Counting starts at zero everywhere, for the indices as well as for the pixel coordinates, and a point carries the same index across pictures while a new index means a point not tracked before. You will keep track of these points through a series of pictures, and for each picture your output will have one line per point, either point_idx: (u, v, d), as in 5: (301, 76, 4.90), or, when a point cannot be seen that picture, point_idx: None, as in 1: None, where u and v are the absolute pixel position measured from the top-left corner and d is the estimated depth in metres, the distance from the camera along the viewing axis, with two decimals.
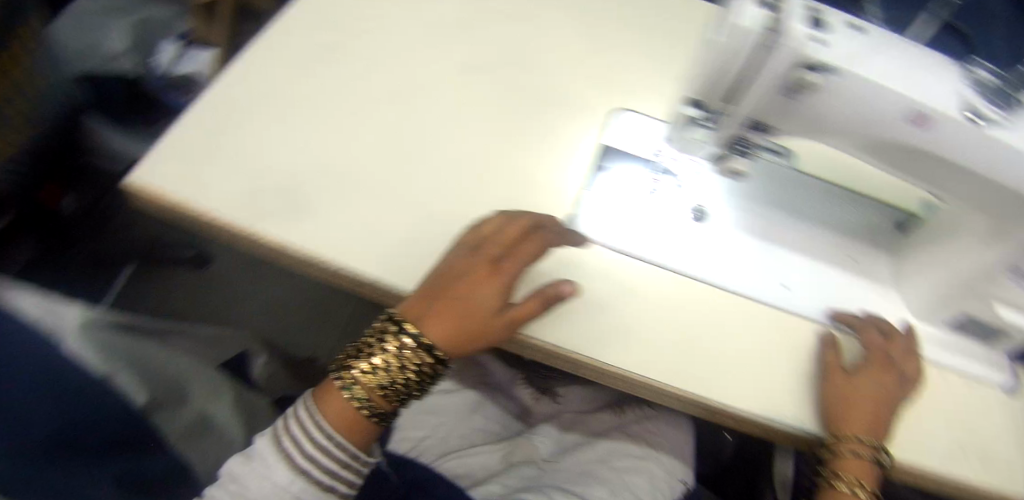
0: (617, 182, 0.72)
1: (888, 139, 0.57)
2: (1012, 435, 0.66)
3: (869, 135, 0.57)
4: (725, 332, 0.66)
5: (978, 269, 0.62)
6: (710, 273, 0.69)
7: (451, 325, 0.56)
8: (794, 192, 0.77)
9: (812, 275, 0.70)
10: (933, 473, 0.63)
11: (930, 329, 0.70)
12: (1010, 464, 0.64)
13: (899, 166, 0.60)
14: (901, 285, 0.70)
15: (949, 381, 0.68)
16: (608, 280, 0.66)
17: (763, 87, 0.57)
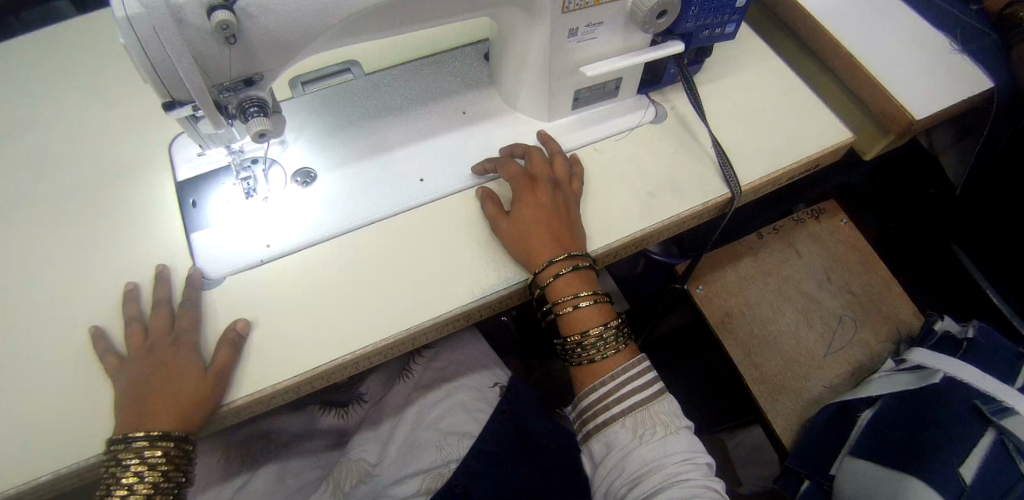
0: (215, 212, 0.65)
1: (348, 18, 0.57)
2: (671, 152, 0.69)
3: (334, 25, 0.57)
4: (369, 256, 0.64)
5: (548, 51, 0.62)
6: (330, 214, 0.65)
7: (169, 416, 0.54)
8: (386, 81, 0.73)
9: (435, 153, 0.68)
10: (641, 236, 0.65)
11: (570, 112, 0.71)
12: (685, 188, 0.67)
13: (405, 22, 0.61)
14: (520, 100, 0.69)
15: (609, 144, 0.69)
16: (262, 312, 0.62)
17: (215, 51, 0.54)
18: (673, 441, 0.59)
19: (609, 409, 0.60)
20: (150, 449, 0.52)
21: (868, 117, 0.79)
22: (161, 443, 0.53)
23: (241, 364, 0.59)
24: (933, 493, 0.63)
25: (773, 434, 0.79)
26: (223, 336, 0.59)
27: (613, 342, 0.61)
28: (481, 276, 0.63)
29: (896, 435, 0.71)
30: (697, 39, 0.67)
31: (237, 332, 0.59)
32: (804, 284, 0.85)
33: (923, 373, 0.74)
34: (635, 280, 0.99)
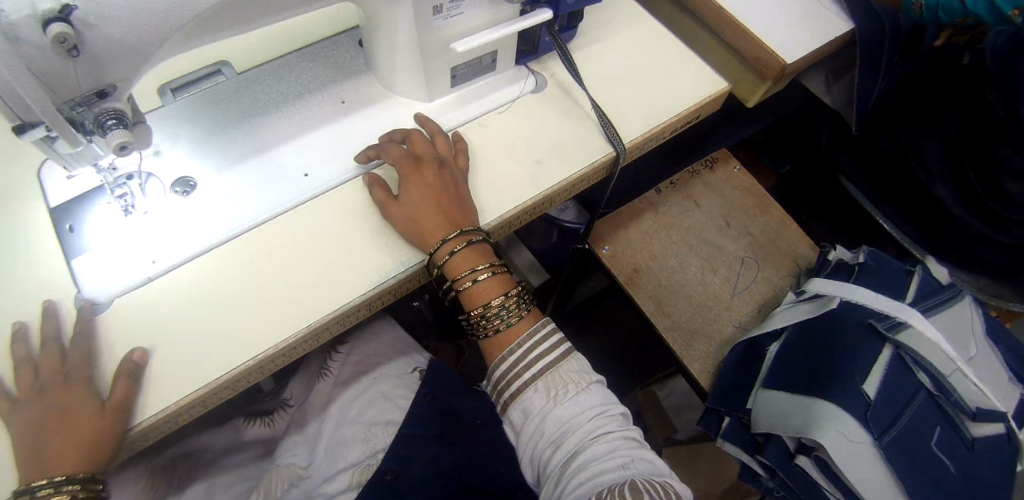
0: (96, 234, 0.63)
1: (200, 16, 0.55)
2: (554, 117, 0.71)
3: (185, 23, 0.55)
4: (260, 254, 0.64)
5: (416, 31, 0.62)
6: (214, 218, 0.65)
7: (74, 457, 0.51)
8: (262, 82, 0.73)
9: (316, 147, 0.69)
10: (532, 204, 0.66)
11: (450, 91, 0.72)
12: (570, 150, 0.68)
13: (264, 12, 0.60)
14: (397, 84, 0.71)
15: (492, 117, 0.71)
16: (159, 334, 0.59)
17: (59, 65, 0.51)
18: (586, 397, 0.60)
19: (521, 376, 0.60)
20: (56, 497, 0.50)
21: (745, 65, 0.82)
22: (67, 487, 0.50)
23: (143, 392, 0.57)
24: (839, 411, 0.68)
25: (692, 379, 0.83)
26: (119, 367, 0.56)
27: (514, 309, 0.61)
28: (378, 262, 0.63)
29: (802, 361, 0.75)
30: (565, 5, 0.68)
31: (134, 362, 0.57)
32: (707, 233, 0.90)
33: (822, 302, 0.77)
34: (551, 250, 1.05)
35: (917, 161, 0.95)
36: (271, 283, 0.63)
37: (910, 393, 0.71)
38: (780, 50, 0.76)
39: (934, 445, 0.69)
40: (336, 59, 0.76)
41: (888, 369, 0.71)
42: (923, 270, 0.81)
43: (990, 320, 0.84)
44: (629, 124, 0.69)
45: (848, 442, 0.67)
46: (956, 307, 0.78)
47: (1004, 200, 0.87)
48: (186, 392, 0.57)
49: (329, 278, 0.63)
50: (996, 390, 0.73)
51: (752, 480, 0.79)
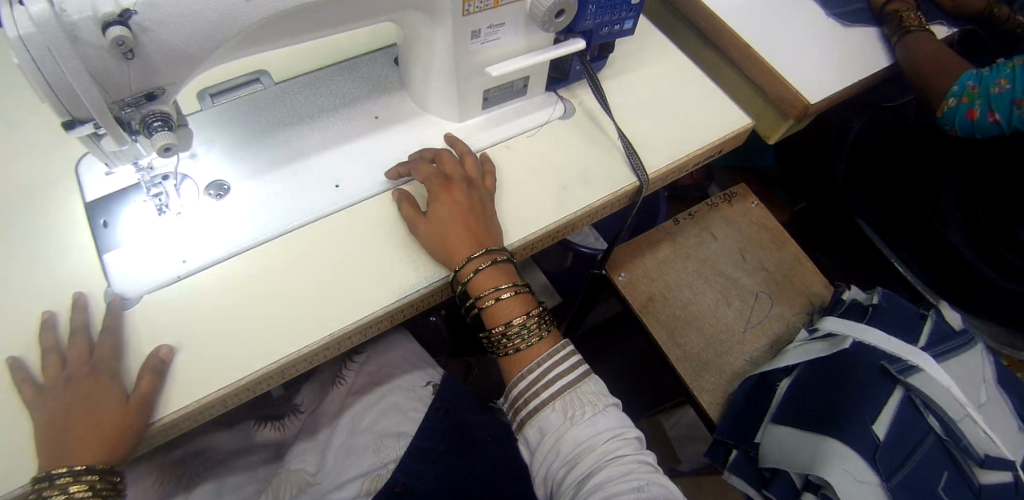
0: (130, 231, 0.65)
1: (252, 26, 0.58)
2: (581, 143, 0.72)
3: (236, 33, 0.57)
4: (285, 262, 0.66)
5: (454, 53, 0.65)
6: (244, 224, 0.67)
7: (95, 448, 0.52)
8: (298, 93, 0.76)
9: (347, 160, 0.71)
10: (555, 227, 0.67)
11: (481, 112, 0.74)
12: (595, 175, 0.70)
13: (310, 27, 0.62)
14: (430, 103, 0.72)
15: (520, 141, 0.73)
16: (185, 332, 0.61)
17: (113, 68, 0.53)
18: (602, 418, 0.61)
19: (540, 394, 0.61)
20: (74, 486, 0.50)
21: (768, 103, 0.84)
22: (86, 478, 0.51)
23: (166, 391, 0.58)
24: (848, 449, 0.68)
25: (702, 410, 0.83)
26: (145, 364, 0.57)
27: (536, 329, 0.63)
28: (401, 277, 0.65)
29: (812, 399, 0.75)
30: (598, 35, 0.70)
31: (159, 359, 0.58)
32: (721, 265, 0.91)
33: (834, 340, 0.79)
34: (565, 273, 1.05)
35: (931, 206, 0.96)
36: (294, 290, 0.64)
37: (919, 435, 0.72)
38: (804, 90, 0.78)
39: (942, 490, 0.69)
40: (371, 74, 0.78)
41: (897, 410, 0.72)
42: (936, 314, 0.82)
43: (1002, 369, 0.84)
44: (654, 153, 0.71)
45: (855, 481, 0.67)
46: (968, 353, 0.79)
47: (1017, 249, 0.87)
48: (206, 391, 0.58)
49: (350, 287, 0.64)
50: (1004, 436, 0.75)
51: None
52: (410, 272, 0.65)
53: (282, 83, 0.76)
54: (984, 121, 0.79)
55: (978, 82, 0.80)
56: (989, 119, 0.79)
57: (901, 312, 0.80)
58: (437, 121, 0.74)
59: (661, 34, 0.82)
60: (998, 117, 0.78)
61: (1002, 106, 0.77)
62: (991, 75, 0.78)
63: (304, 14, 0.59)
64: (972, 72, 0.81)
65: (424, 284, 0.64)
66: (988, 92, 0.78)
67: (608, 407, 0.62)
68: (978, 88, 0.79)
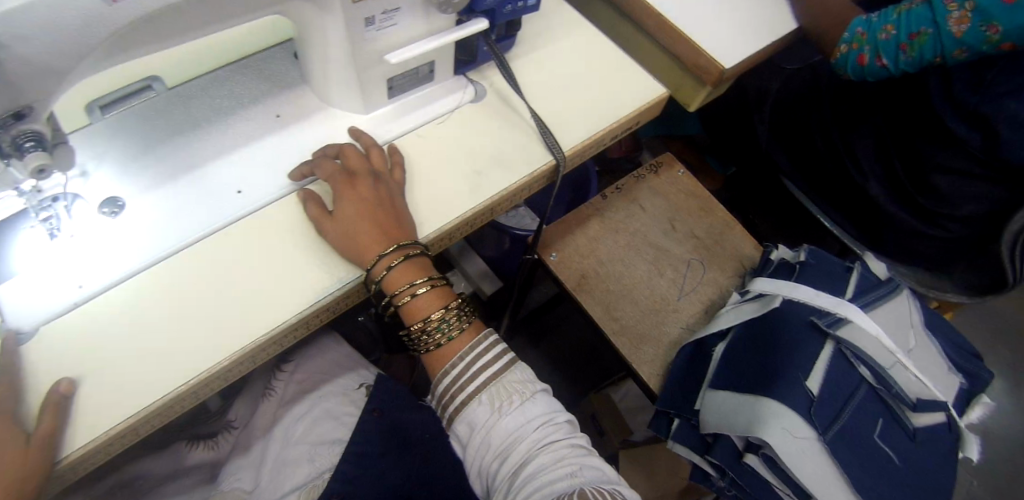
0: (21, 259, 0.59)
1: (122, 31, 0.53)
2: (492, 127, 0.70)
3: (103, 40, 0.52)
4: (194, 276, 0.62)
5: (349, 43, 0.62)
6: (146, 240, 0.63)
7: None
8: (193, 97, 0.72)
9: (250, 164, 0.68)
10: (471, 215, 0.65)
11: (387, 102, 0.71)
12: (508, 157, 0.68)
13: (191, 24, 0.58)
14: (332, 98, 0.69)
15: (430, 128, 0.70)
16: (91, 361, 0.57)
17: None
18: (531, 406, 0.60)
19: (465, 389, 0.60)
20: None
21: (684, 71, 0.83)
22: None
23: (71, 427, 0.54)
24: (783, 408, 0.69)
25: (643, 383, 0.83)
26: (44, 400, 0.53)
27: (456, 322, 0.61)
28: (316, 280, 0.63)
29: (746, 361, 0.76)
30: (501, 14, 0.68)
31: (61, 394, 0.54)
32: (652, 236, 0.91)
33: (765, 300, 0.80)
34: (503, 257, 1.05)
35: (852, 161, 0.99)
36: (207, 304, 0.61)
37: (851, 387, 0.74)
38: (718, 56, 0.77)
39: (875, 436, 0.73)
40: (270, 71, 0.75)
41: (828, 365, 0.73)
42: (862, 266, 0.84)
43: (927, 313, 0.87)
44: (567, 131, 0.70)
45: (791, 438, 0.68)
46: (895, 300, 0.81)
47: (933, 196, 0.91)
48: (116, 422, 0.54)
49: (266, 295, 0.62)
50: (933, 378, 0.78)
51: (703, 479, 0.80)
52: (326, 273, 0.63)
53: (176, 88, 0.72)
54: (873, 66, 0.85)
55: (867, 29, 0.85)
56: (877, 64, 0.85)
57: (827, 267, 0.81)
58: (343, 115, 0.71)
59: (570, 7, 0.80)
60: (885, 61, 0.84)
61: (888, 52, 0.83)
62: (878, 22, 0.84)
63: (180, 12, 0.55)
64: (862, 18, 0.87)
65: (340, 284, 0.63)
66: (875, 39, 0.84)
67: (539, 393, 0.62)
68: (867, 34, 0.85)
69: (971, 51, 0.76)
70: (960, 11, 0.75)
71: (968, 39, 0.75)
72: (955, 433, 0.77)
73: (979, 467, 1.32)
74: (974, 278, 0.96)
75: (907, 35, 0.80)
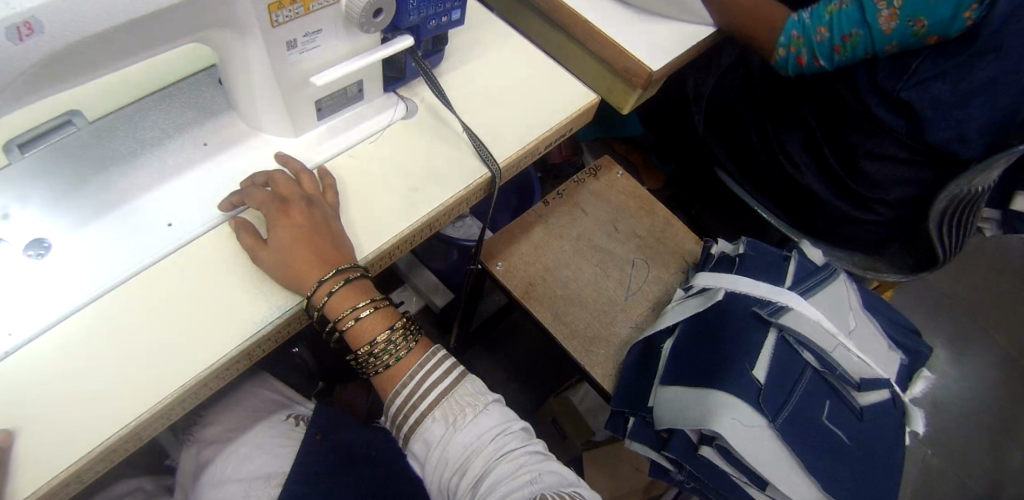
0: None
1: (42, 62, 0.49)
2: (423, 145, 0.70)
3: (21, 72, 0.48)
4: (132, 312, 0.60)
5: (271, 66, 0.61)
6: (79, 278, 0.61)
7: None
8: (120, 129, 0.70)
9: (183, 192, 0.67)
10: (409, 232, 0.65)
11: (317, 124, 0.70)
12: (444, 172, 0.69)
13: (104, 60, 0.55)
14: (261, 123, 0.69)
15: (363, 148, 0.70)
16: (26, 413, 0.54)
17: None
18: (484, 418, 0.60)
19: (417, 407, 0.60)
20: None
21: (614, 75, 0.85)
22: None
23: (8, 482, 0.51)
24: (733, 399, 0.71)
25: (597, 384, 0.84)
26: None
27: (403, 340, 0.62)
28: (259, 305, 0.62)
29: (695, 354, 0.78)
30: (427, 30, 0.68)
31: None
32: (595, 239, 0.93)
33: (709, 294, 0.82)
34: (451, 270, 1.11)
35: (781, 151, 1.05)
36: (148, 338, 0.59)
37: (797, 372, 0.76)
38: (646, 59, 0.79)
39: (825, 418, 0.75)
40: (198, 99, 0.74)
41: (773, 353, 0.75)
42: (799, 254, 0.87)
43: (865, 291, 0.90)
44: (501, 141, 0.71)
45: (744, 428, 0.70)
46: (832, 285, 0.84)
47: (862, 181, 0.97)
48: (58, 471, 0.52)
49: (207, 323, 0.60)
50: (874, 356, 0.81)
51: (662, 474, 0.81)
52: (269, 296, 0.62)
53: (99, 121, 0.70)
54: (812, 67, 0.90)
55: (801, 31, 0.88)
56: (814, 64, 0.90)
57: (764, 257, 0.84)
58: (274, 138, 0.70)
59: (495, 18, 0.82)
60: (822, 63, 0.89)
61: (823, 54, 0.88)
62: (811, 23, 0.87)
63: (103, 40, 0.51)
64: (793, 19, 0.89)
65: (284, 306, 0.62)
66: (811, 40, 0.87)
67: (490, 404, 0.62)
68: (802, 37, 0.88)
69: (901, 45, 0.81)
70: (888, 9, 0.79)
71: (897, 36, 0.80)
72: (902, 408, 0.80)
73: (928, 437, 1.38)
74: (907, 256, 1.03)
75: (840, 38, 0.85)
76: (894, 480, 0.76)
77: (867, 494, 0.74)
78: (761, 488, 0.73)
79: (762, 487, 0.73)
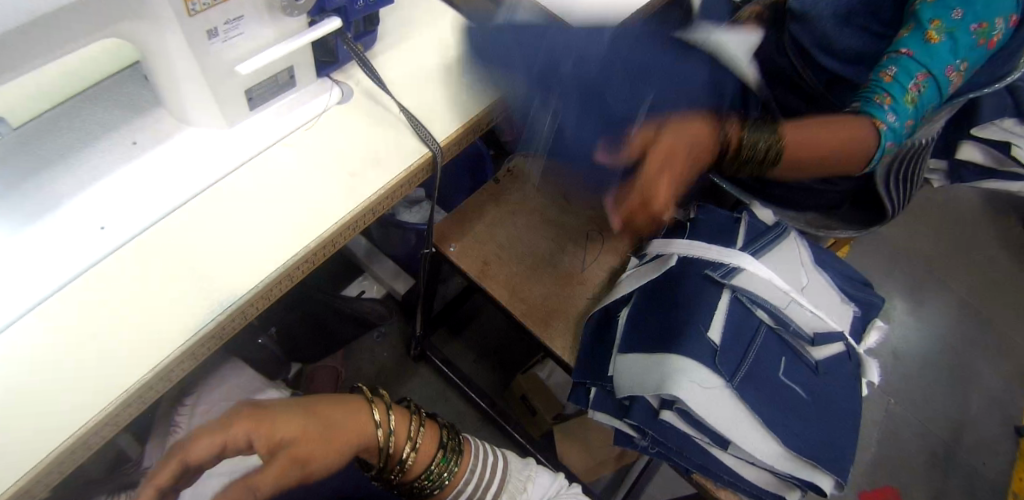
0: None
1: None
2: (362, 131, 0.70)
3: None
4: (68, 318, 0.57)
5: (195, 56, 0.59)
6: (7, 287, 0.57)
7: None
8: (43, 134, 0.67)
9: (116, 192, 0.64)
10: (352, 218, 0.65)
11: (250, 114, 0.69)
12: (385, 155, 0.68)
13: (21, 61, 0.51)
14: (191, 117, 0.67)
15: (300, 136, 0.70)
16: None
17: None
18: (532, 482, 0.70)
19: (487, 490, 0.67)
20: None
21: None
22: None
23: None
24: (689, 361, 0.72)
25: (559, 358, 0.85)
26: None
27: (441, 471, 0.67)
28: (205, 298, 0.60)
29: (652, 321, 0.78)
30: (354, 10, 0.67)
31: None
32: (549, 213, 0.93)
33: (662, 260, 0.83)
34: (411, 256, 1.11)
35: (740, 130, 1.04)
36: (87, 342, 0.56)
37: (752, 331, 0.77)
38: (584, 28, 0.79)
39: (782, 374, 0.76)
40: (125, 98, 0.71)
41: (727, 314, 0.76)
42: (749, 215, 0.88)
43: (816, 248, 0.92)
44: (441, 120, 0.70)
45: (701, 389, 0.71)
46: (782, 243, 0.85)
47: None
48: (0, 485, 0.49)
49: (152, 322, 0.58)
50: (827, 310, 0.83)
51: (626, 441, 0.82)
52: (215, 288, 0.60)
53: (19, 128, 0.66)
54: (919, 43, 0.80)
55: (890, 113, 0.80)
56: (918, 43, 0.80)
57: (714, 220, 0.86)
58: (209, 134, 0.68)
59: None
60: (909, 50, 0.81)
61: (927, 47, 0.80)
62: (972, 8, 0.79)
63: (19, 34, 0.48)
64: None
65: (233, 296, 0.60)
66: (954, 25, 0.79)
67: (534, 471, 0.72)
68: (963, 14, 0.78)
69: (906, 109, 0.80)
70: (957, 74, 0.81)
71: (921, 100, 0.80)
72: (855, 360, 0.82)
73: (891, 387, 1.41)
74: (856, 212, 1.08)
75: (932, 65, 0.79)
76: (851, 428, 0.79)
77: (825, 443, 0.76)
78: (723, 447, 0.75)
79: (724, 446, 0.75)
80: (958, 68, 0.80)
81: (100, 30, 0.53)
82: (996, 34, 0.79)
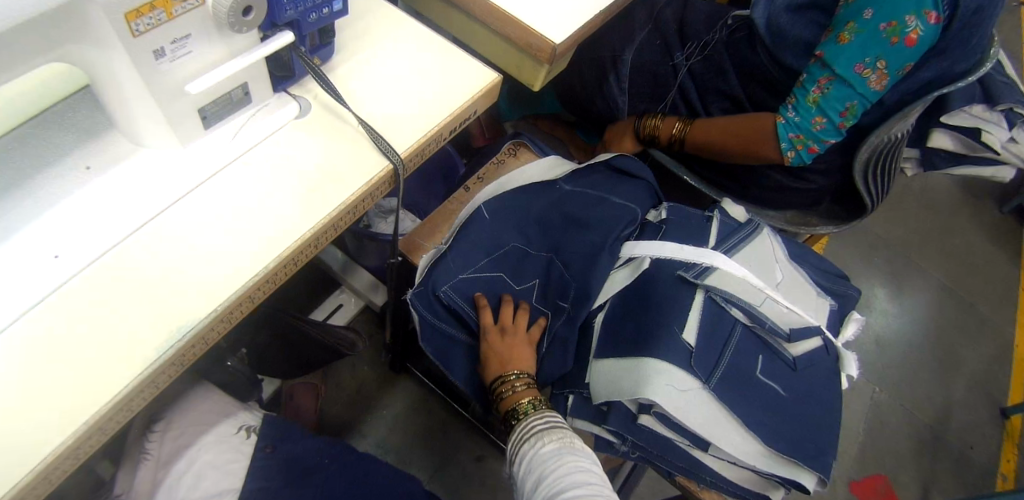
0: None
1: None
2: (323, 145, 0.69)
3: None
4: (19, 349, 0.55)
5: (142, 76, 0.57)
6: None
7: None
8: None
9: (68, 217, 0.62)
10: (314, 234, 0.64)
11: (206, 132, 0.67)
12: (346, 169, 0.67)
13: None
14: (144, 137, 0.65)
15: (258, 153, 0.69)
16: None
17: None
18: (569, 445, 0.66)
19: (526, 435, 0.69)
20: None
21: (518, 51, 0.84)
22: None
23: None
24: (665, 364, 0.71)
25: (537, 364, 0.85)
26: None
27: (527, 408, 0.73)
28: (165, 323, 0.58)
29: (627, 324, 0.78)
30: (307, 23, 0.66)
31: None
32: None
33: (636, 263, 0.82)
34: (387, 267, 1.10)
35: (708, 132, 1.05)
36: (41, 374, 0.54)
37: (728, 330, 0.77)
38: (547, 32, 0.78)
39: (760, 372, 0.76)
40: (78, 122, 0.69)
41: (702, 315, 0.76)
42: (720, 214, 0.89)
43: (791, 242, 0.92)
44: (403, 132, 0.69)
45: (678, 392, 0.71)
46: (754, 239, 0.85)
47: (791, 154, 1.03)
48: None
49: (109, 348, 0.56)
50: (803, 305, 0.82)
51: (608, 447, 0.81)
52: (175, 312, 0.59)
53: None
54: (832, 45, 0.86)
55: (798, 130, 0.94)
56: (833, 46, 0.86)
57: (685, 220, 0.86)
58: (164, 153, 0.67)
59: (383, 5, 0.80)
60: (823, 53, 0.87)
61: (836, 51, 0.86)
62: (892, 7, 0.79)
63: None
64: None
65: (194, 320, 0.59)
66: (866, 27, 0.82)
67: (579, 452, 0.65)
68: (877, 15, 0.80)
69: (825, 117, 0.90)
70: (878, 73, 0.83)
71: (832, 102, 0.88)
72: (835, 354, 0.82)
73: (876, 374, 1.42)
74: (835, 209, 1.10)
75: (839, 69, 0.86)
76: (832, 422, 0.78)
77: (806, 439, 0.75)
78: (704, 448, 0.75)
79: (705, 448, 0.75)
80: (870, 65, 0.83)
81: (40, 55, 0.52)
82: (912, 32, 0.78)
